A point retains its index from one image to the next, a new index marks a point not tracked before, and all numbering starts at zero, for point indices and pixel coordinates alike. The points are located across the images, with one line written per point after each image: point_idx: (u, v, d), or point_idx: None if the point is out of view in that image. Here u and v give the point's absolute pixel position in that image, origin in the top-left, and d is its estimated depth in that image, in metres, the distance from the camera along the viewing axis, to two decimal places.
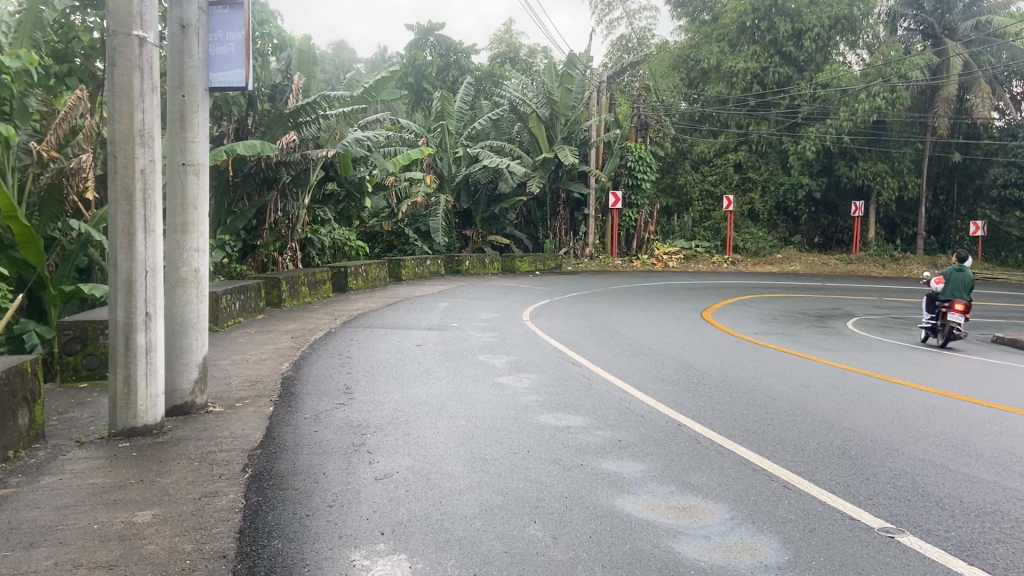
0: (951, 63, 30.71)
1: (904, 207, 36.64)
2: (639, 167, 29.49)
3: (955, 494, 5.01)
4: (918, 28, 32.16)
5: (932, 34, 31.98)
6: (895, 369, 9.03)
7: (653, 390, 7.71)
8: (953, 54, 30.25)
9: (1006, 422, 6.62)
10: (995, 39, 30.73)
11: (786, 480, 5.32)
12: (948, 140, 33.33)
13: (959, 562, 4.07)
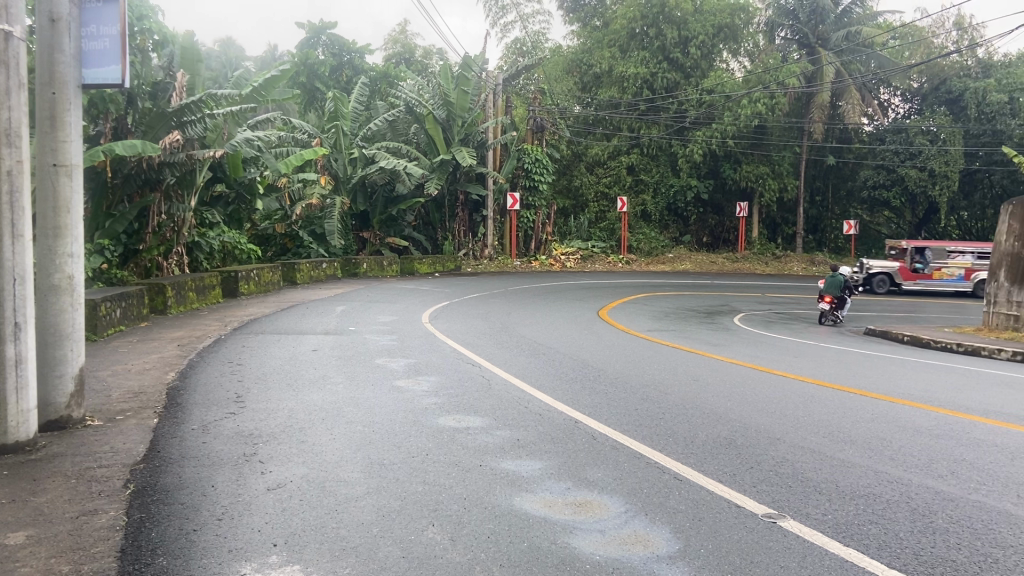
0: (824, 72, 32.17)
1: (784, 207, 38.52)
2: (535, 170, 29.98)
3: (831, 479, 5.31)
4: (794, 38, 33.89)
5: (807, 43, 33.62)
6: (778, 361, 9.50)
7: (551, 389, 7.83)
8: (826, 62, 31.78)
9: (877, 409, 7.06)
10: (864, 49, 32.72)
11: (676, 472, 5.51)
12: (823, 145, 35.33)
13: (836, 544, 4.32)
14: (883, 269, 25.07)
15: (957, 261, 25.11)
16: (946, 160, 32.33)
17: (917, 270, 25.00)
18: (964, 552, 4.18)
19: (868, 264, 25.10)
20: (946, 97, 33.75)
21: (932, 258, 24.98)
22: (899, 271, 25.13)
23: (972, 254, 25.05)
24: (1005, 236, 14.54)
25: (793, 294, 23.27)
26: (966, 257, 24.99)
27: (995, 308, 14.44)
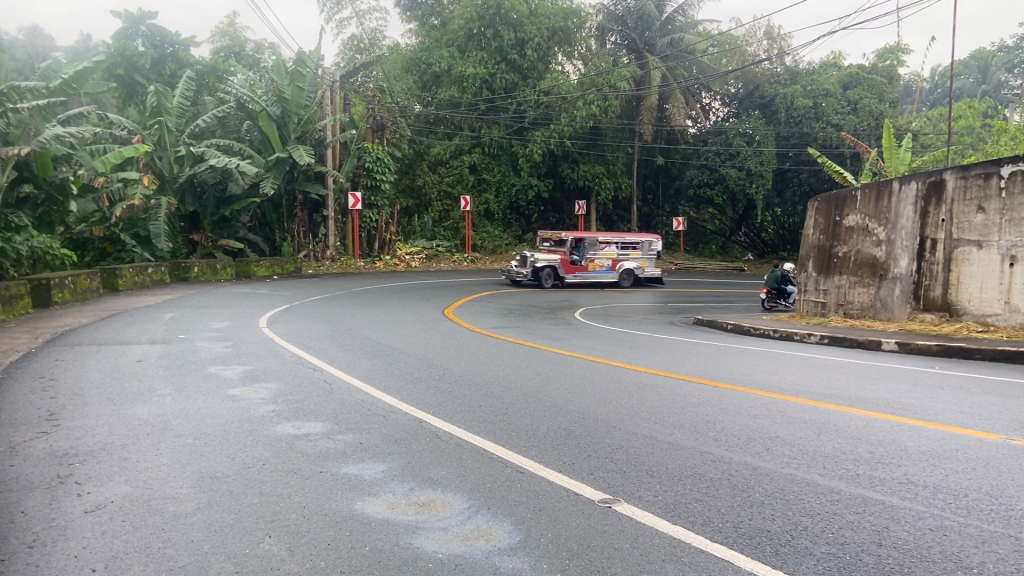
0: (651, 76, 33.81)
1: (619, 205, 40.35)
2: (376, 168, 29.71)
3: (661, 462, 5.61)
4: (624, 43, 34.83)
5: (635, 49, 34.90)
6: (616, 353, 9.89)
7: (393, 389, 7.76)
8: (653, 67, 33.34)
9: (702, 393, 7.52)
10: (686, 56, 34.79)
11: (518, 464, 5.63)
12: (653, 145, 37.20)
13: (665, 523, 4.56)
14: (549, 262, 24.49)
15: (606, 252, 25.66)
16: (761, 160, 34.80)
17: (574, 262, 24.97)
18: (777, 522, 4.52)
19: (533, 257, 24.27)
20: (759, 102, 36.50)
21: (587, 249, 25.04)
22: (561, 264, 24.76)
23: (618, 245, 25.95)
24: (812, 229, 16.08)
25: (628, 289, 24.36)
26: (613, 249, 25.61)
27: (806, 296, 15.97)
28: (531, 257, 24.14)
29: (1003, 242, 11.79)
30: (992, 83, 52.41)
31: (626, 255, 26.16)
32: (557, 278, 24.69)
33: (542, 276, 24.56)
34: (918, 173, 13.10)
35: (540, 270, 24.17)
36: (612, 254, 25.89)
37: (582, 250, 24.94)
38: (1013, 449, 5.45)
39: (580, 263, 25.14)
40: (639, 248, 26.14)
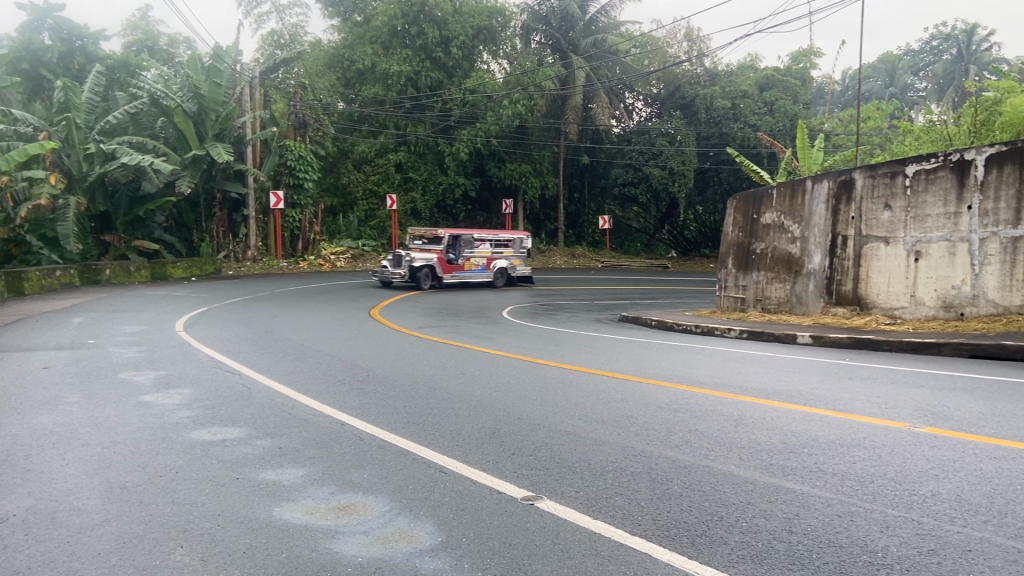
0: (576, 76, 34.27)
1: (546, 203, 40.67)
2: (299, 167, 29.03)
3: (584, 458, 5.65)
4: (548, 42, 35.89)
5: (559, 48, 35.84)
6: (541, 351, 9.92)
7: (314, 392, 7.60)
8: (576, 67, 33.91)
9: (624, 389, 7.62)
10: (609, 56, 35.30)
11: (441, 465, 5.60)
12: (578, 144, 37.59)
13: (586, 519, 4.60)
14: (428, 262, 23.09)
15: (482, 251, 24.69)
16: (683, 160, 35.70)
17: (452, 261, 23.70)
18: (694, 513, 4.61)
19: (410, 257, 22.61)
20: (680, 102, 37.22)
21: (465, 248, 23.90)
22: (440, 264, 23.29)
23: (493, 244, 25.12)
24: (731, 227, 16.53)
25: (555, 288, 24.55)
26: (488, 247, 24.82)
27: (726, 292, 16.40)
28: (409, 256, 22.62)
29: (909, 238, 12.33)
30: (899, 86, 54.83)
31: (500, 254, 25.38)
32: (436, 279, 23.29)
33: (420, 277, 23.06)
34: (829, 173, 13.60)
35: (419, 270, 22.69)
36: (487, 252, 24.98)
37: (459, 247, 23.85)
38: (915, 436, 5.70)
39: (457, 262, 23.92)
40: (512, 246, 25.48)
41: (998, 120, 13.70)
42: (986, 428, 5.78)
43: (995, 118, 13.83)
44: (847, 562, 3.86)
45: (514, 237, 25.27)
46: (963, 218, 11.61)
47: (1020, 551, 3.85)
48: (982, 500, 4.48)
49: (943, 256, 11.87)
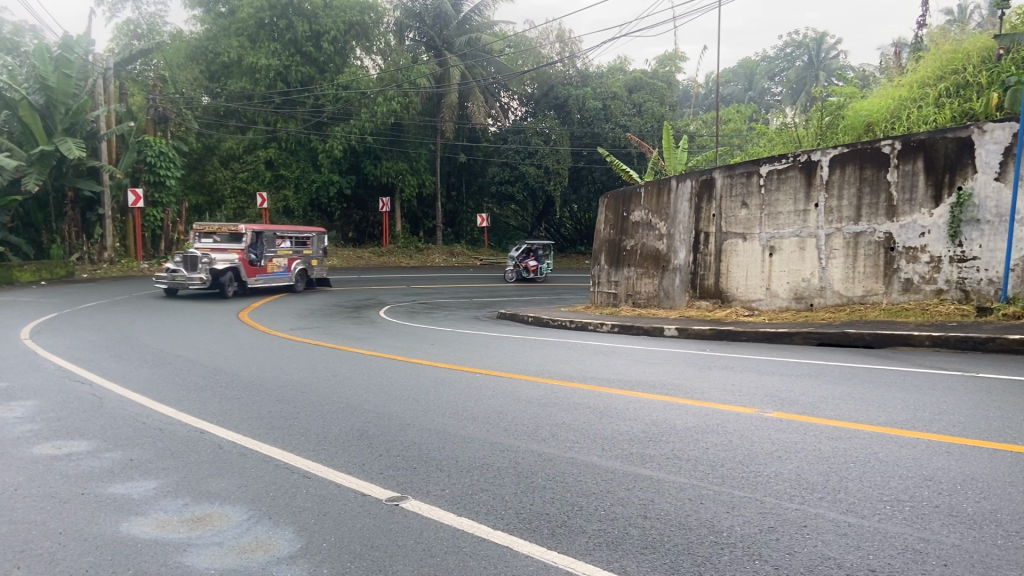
0: (450, 74, 34.12)
1: (424, 202, 40.54)
2: (160, 164, 27.59)
3: (451, 456, 5.67)
4: (422, 40, 35.73)
5: (434, 46, 35.60)
6: (415, 351, 9.85)
7: (174, 400, 7.27)
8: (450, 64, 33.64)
9: (495, 386, 7.69)
10: (484, 54, 35.42)
11: (305, 469, 5.47)
12: (455, 143, 37.69)
13: (450, 516, 4.61)
14: (231, 264, 19.52)
15: (282, 250, 21.60)
16: (558, 159, 36.63)
17: (254, 261, 20.33)
18: (557, 504, 4.71)
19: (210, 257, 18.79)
20: (554, 103, 37.72)
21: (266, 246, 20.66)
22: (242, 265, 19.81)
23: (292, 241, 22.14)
24: (604, 224, 17.06)
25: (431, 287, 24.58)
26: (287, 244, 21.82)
27: (600, 288, 16.89)
28: (210, 257, 18.96)
29: (764, 234, 13.08)
30: (758, 90, 57.92)
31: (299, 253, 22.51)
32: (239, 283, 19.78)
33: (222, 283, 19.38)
34: (692, 172, 14.25)
35: (223, 274, 18.95)
36: (287, 251, 21.95)
37: (260, 246, 20.52)
38: (764, 420, 6.04)
39: (259, 263, 20.58)
40: (310, 244, 22.73)
41: (840, 123, 14.72)
42: (827, 410, 6.19)
43: (837, 122, 14.83)
44: (695, 544, 4.04)
45: (311, 235, 22.65)
46: (811, 215, 12.42)
47: (850, 524, 4.11)
48: (820, 478, 4.79)
49: (794, 251, 12.68)
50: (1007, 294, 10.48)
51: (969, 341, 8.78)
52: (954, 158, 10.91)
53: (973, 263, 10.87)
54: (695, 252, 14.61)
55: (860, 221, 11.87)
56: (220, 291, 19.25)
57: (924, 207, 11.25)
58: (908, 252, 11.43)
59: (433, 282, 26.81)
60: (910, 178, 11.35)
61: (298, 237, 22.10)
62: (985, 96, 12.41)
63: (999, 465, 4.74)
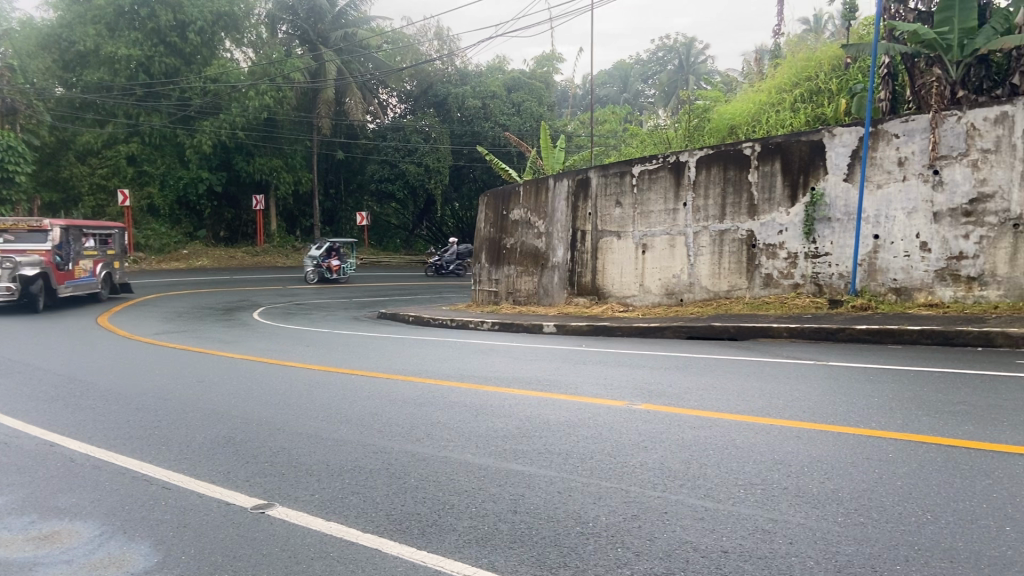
0: (326, 69, 33.33)
1: (301, 201, 39.68)
2: (8, 159, 25.64)
3: (322, 459, 5.55)
4: (295, 33, 35.37)
5: (307, 39, 35.07)
6: (289, 353, 9.58)
7: (21, 411, 6.76)
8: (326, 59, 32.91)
9: (371, 387, 7.58)
10: (360, 49, 35.06)
11: (165, 480, 5.22)
12: (332, 139, 37.22)
13: (318, 521, 4.50)
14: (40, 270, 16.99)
15: (86, 251, 19.05)
16: (437, 157, 36.54)
17: (61, 265, 17.77)
18: (427, 504, 4.68)
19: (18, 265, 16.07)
20: (433, 99, 38.04)
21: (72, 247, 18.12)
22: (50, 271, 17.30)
23: (96, 240, 19.57)
24: (484, 223, 17.18)
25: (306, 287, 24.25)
26: (91, 243, 19.23)
27: (480, 286, 17.01)
28: (14, 262, 16.01)
29: (637, 232, 13.53)
30: (632, 92, 59.33)
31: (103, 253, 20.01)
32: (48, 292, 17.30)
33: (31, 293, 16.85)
34: (567, 172, 14.57)
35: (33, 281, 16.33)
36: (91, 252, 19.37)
37: (67, 248, 17.95)
38: (633, 412, 6.24)
39: (66, 268, 18.03)
40: (112, 243, 20.27)
41: (706, 126, 15.33)
42: (691, 401, 6.46)
43: (704, 125, 15.40)
44: (562, 535, 4.10)
45: (112, 230, 20.21)
46: (680, 214, 12.93)
47: (706, 508, 4.28)
48: (682, 466, 4.99)
49: (664, 248, 13.17)
50: (856, 287, 11.28)
51: (823, 332, 9.39)
52: (808, 160, 11.61)
53: (826, 258, 11.61)
54: (571, 250, 14.94)
55: (724, 220, 12.47)
56: (29, 303, 16.67)
57: (782, 205, 11.92)
58: (768, 249, 12.11)
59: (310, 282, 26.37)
60: (769, 178, 11.99)
61: (102, 234, 19.56)
62: (835, 102, 13.33)
63: (844, 447, 5.07)
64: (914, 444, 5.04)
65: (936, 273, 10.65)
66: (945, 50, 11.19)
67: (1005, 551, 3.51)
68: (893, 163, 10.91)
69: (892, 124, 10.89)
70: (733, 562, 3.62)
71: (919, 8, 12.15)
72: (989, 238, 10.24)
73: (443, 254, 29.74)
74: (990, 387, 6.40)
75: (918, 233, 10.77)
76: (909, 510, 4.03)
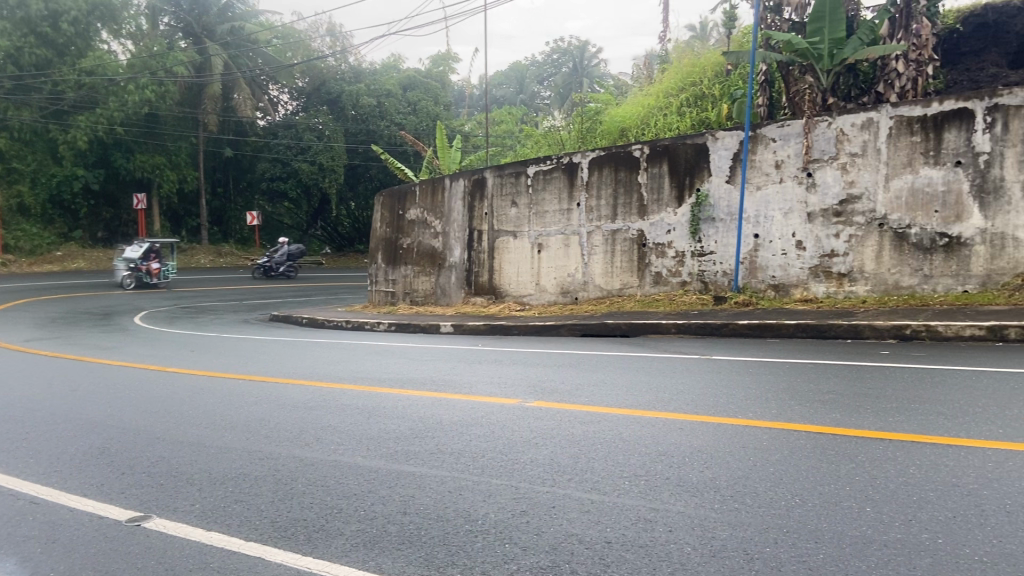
0: (212, 63, 32.72)
1: (187, 200, 38.14)
2: None
3: (204, 468, 5.36)
4: (178, 25, 34.36)
5: (191, 33, 34.20)
6: (172, 359, 9.21)
7: None
8: (213, 53, 32.56)
9: (259, 392, 7.38)
10: (247, 44, 34.25)
11: (33, 495, 4.92)
12: (219, 136, 35.82)
13: (200, 531, 4.35)
14: None
15: None
16: (332, 156, 35.83)
17: None
18: (314, 510, 4.59)
19: None
20: (326, 97, 37.24)
21: None
22: None
23: None
24: (380, 223, 17.01)
25: (190, 288, 23.43)
26: None
27: (377, 287, 16.85)
28: None
29: (532, 232, 13.71)
30: (528, 93, 59.82)
31: None
32: None
33: None
34: (463, 172, 14.60)
35: None
36: None
37: None
38: (525, 410, 6.32)
39: None
40: None
41: (598, 128, 15.67)
42: (582, 397, 6.60)
43: (596, 127, 15.78)
44: (451, 534, 4.11)
45: None
46: (573, 214, 13.19)
47: (592, 501, 4.39)
48: (570, 460, 5.10)
49: (559, 248, 13.41)
50: (739, 283, 11.80)
51: (708, 327, 9.77)
52: (693, 162, 12.05)
53: (711, 257, 12.08)
54: (468, 249, 14.99)
55: (615, 220, 12.79)
56: None
57: (670, 206, 12.32)
58: (657, 248, 12.49)
59: (195, 284, 25.51)
60: (658, 179, 12.38)
61: None
62: (718, 107, 13.86)
63: (723, 438, 5.30)
64: (788, 432, 5.32)
65: (811, 270, 11.27)
66: (816, 59, 11.87)
67: (864, 530, 3.76)
68: (771, 165, 11.47)
69: (770, 128, 11.44)
70: (616, 552, 3.72)
71: (793, 19, 12.83)
72: (858, 237, 10.91)
73: (271, 254, 27.67)
74: (856, 376, 6.83)
75: (794, 233, 11.36)
76: (780, 495, 4.26)
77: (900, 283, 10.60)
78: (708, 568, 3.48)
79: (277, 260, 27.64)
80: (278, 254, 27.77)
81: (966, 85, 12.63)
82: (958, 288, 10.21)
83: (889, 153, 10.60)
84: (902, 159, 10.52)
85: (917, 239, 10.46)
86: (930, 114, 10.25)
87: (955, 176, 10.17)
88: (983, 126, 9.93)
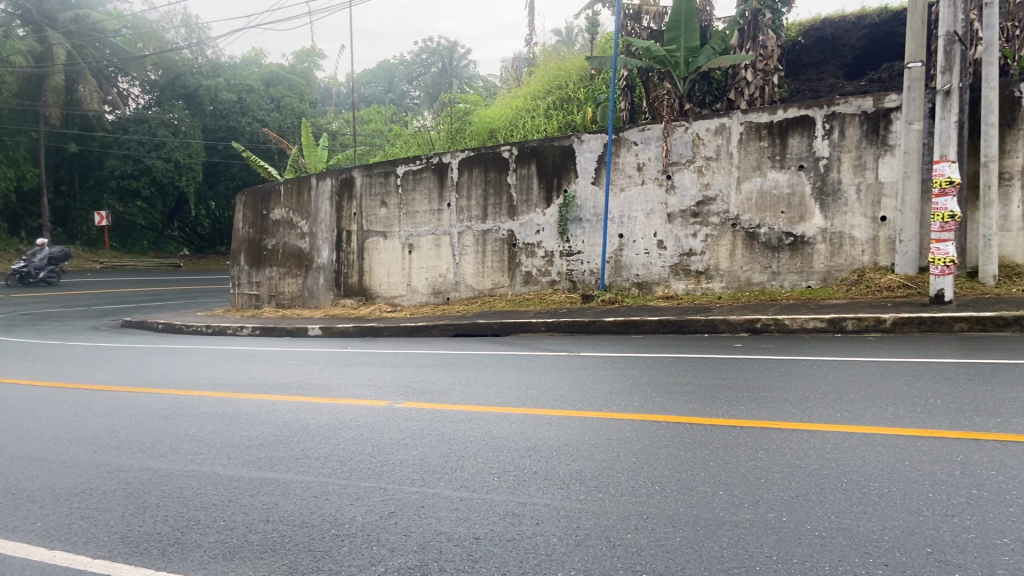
0: (54, 53, 30.32)
1: (24, 198, 35.16)
2: None
3: (47, 484, 4.98)
4: (15, 12, 31.56)
5: (31, 19, 31.75)
6: (10, 369, 8.49)
7: None
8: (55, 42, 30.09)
9: (110, 402, 6.93)
10: (95, 34, 32.07)
11: None
12: (62, 130, 32.98)
13: (42, 551, 4.04)
14: None
15: None
16: (189, 152, 34.17)
17: None
18: (169, 522, 4.35)
19: None
20: (181, 92, 35.41)
21: None
22: None
23: None
24: (242, 223, 16.39)
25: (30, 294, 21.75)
26: None
27: (241, 290, 16.24)
28: None
29: (403, 232, 13.63)
30: (397, 93, 59.32)
31: None
32: None
33: None
34: (330, 171, 14.30)
35: None
36: None
37: None
38: (394, 411, 6.25)
39: None
40: None
41: (467, 129, 15.73)
42: (451, 397, 6.60)
43: (465, 127, 15.84)
44: (316, 540, 4.01)
45: None
46: (444, 214, 13.21)
47: (461, 499, 4.39)
48: (439, 459, 5.09)
49: (430, 248, 13.39)
50: (605, 282, 12.17)
51: (577, 325, 10.03)
52: (560, 164, 12.33)
53: (579, 256, 12.39)
54: (336, 250, 14.70)
55: (486, 220, 12.90)
56: None
57: (539, 206, 12.55)
58: (527, 248, 12.69)
59: (37, 291, 23.72)
60: (526, 180, 12.57)
61: None
62: (582, 110, 14.16)
63: (589, 431, 5.44)
64: (650, 423, 5.53)
65: (672, 268, 11.77)
66: (673, 66, 12.43)
67: (718, 512, 3.96)
68: (633, 168, 11.90)
69: (631, 132, 11.86)
70: (483, 547, 3.75)
71: (651, 28, 13.41)
72: (713, 236, 11.49)
73: (28, 259, 24.77)
74: (712, 368, 7.20)
75: (656, 233, 11.84)
76: (641, 483, 4.42)
77: (752, 279, 11.27)
78: (574, 558, 3.56)
79: (36, 266, 24.80)
80: (36, 259, 24.90)
81: (808, 94, 13.56)
82: (803, 283, 10.96)
83: (740, 157, 11.22)
84: (752, 163, 11.17)
85: (767, 238, 11.14)
86: (776, 121, 10.93)
87: (799, 179, 10.89)
88: (822, 133, 10.67)
